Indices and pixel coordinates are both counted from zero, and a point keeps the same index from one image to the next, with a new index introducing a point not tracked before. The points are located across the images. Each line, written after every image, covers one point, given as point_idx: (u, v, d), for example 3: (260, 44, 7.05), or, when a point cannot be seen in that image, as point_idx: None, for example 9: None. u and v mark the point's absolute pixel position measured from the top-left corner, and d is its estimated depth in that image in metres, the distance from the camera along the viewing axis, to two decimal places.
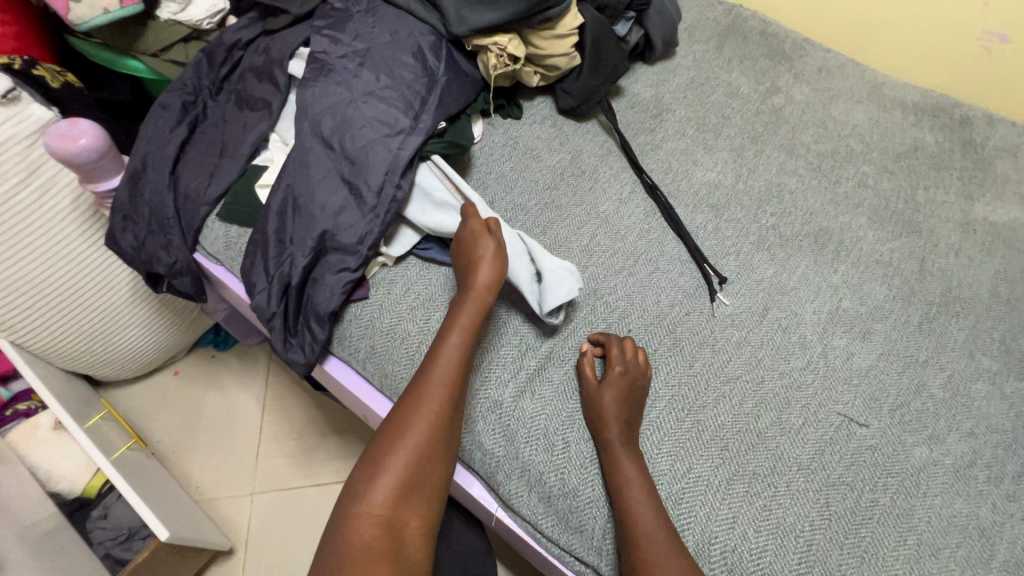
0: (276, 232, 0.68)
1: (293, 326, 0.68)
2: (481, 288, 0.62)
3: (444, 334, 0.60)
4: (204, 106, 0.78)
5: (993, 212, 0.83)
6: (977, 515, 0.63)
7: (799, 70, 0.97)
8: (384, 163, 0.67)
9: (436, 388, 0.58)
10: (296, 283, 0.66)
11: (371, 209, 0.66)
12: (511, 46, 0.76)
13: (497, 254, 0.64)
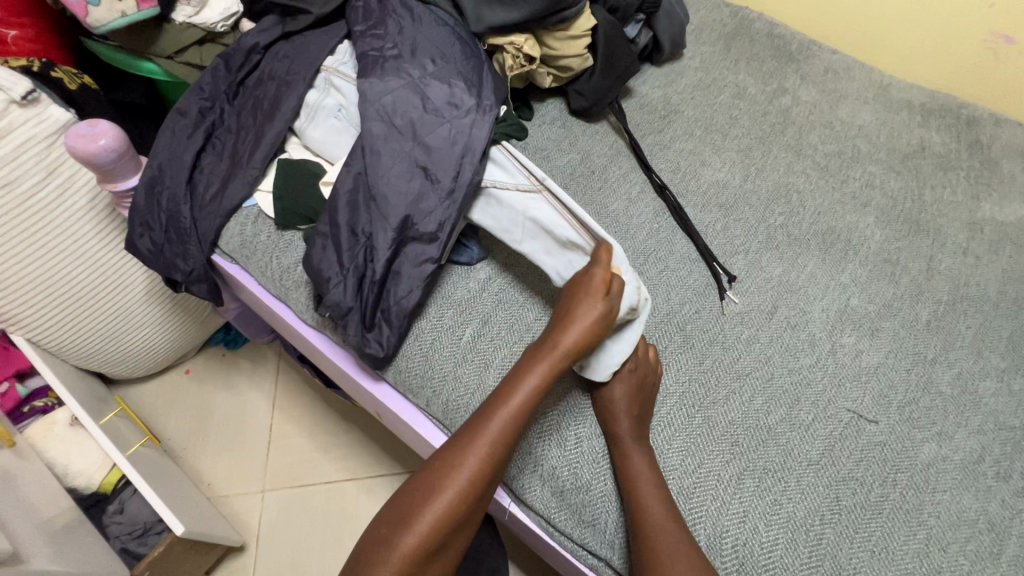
0: (363, 223, 0.65)
1: (371, 325, 0.64)
2: (565, 348, 0.58)
3: (519, 383, 0.57)
4: (220, 112, 0.79)
5: (1002, 215, 0.83)
6: (987, 510, 0.58)
7: (805, 71, 1.01)
8: (458, 146, 0.66)
9: (492, 435, 0.55)
10: (380, 279, 0.63)
11: (448, 190, 0.65)
12: (527, 45, 0.79)
13: (592, 317, 0.58)
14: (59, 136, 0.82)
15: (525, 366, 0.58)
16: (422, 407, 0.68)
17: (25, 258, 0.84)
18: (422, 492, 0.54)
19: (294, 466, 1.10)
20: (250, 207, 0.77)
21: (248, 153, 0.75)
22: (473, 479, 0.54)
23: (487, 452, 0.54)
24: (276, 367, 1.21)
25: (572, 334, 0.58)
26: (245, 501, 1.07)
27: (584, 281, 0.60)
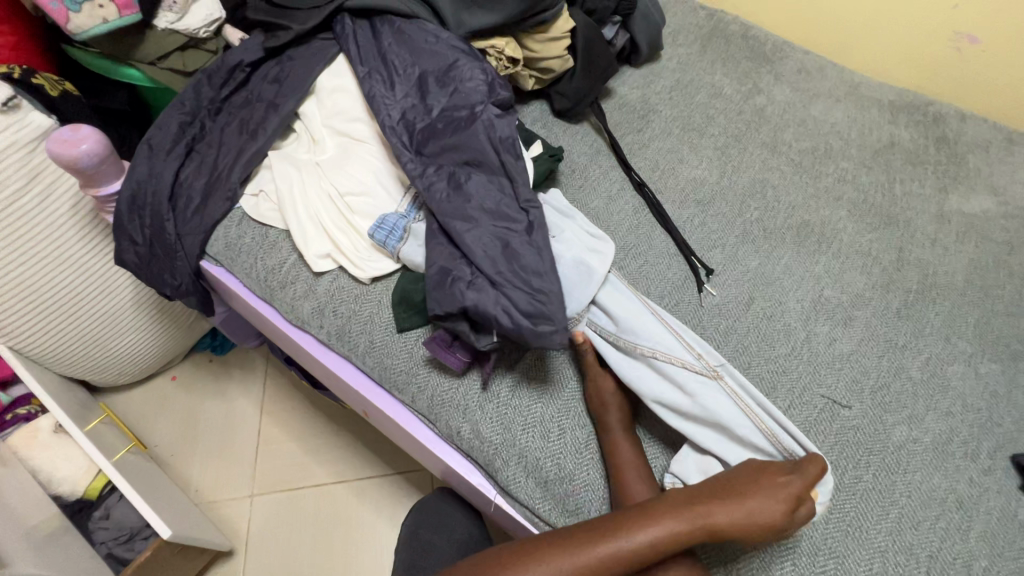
0: (461, 226, 0.65)
1: (530, 313, 0.60)
2: (721, 519, 0.53)
3: (640, 524, 0.53)
4: (202, 126, 0.79)
5: (969, 207, 0.86)
6: (955, 488, 0.60)
7: (780, 71, 1.04)
8: (493, 141, 0.70)
9: (590, 557, 0.52)
10: (490, 276, 0.62)
11: (504, 181, 0.68)
12: (509, 48, 0.82)
13: (758, 514, 0.53)
14: (41, 142, 0.81)
15: (661, 512, 0.54)
16: (408, 403, 0.69)
17: (9, 264, 0.84)
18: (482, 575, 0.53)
19: (282, 471, 1.10)
20: (235, 210, 0.78)
21: (234, 160, 0.76)
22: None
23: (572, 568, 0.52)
24: (265, 371, 1.21)
25: (735, 514, 0.53)
26: (234, 506, 1.07)
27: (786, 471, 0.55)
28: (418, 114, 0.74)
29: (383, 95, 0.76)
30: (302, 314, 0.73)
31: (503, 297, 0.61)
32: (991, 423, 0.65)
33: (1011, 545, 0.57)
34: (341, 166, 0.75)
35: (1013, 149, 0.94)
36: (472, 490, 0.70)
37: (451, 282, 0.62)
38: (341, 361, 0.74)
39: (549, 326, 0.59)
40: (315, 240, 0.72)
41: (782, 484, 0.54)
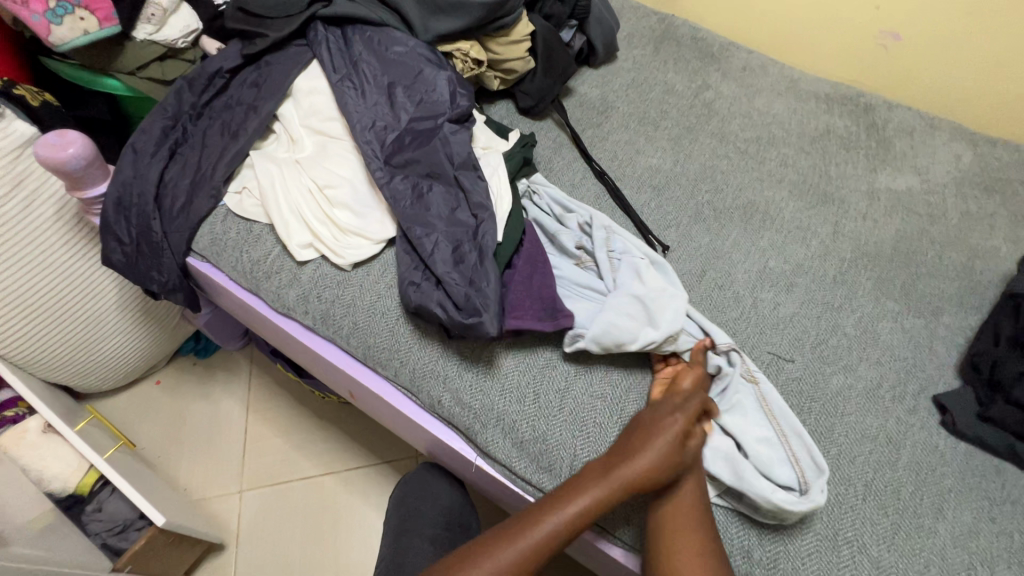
0: (419, 231, 0.72)
1: (464, 308, 0.67)
2: (637, 472, 0.57)
3: (571, 499, 0.57)
4: (184, 129, 0.84)
5: (896, 184, 0.95)
6: (885, 426, 0.68)
7: (726, 69, 1.13)
8: (445, 151, 0.77)
9: (536, 539, 0.55)
10: (436, 276, 0.69)
11: (451, 187, 0.76)
12: (474, 51, 0.89)
13: (667, 458, 0.58)
14: (26, 149, 0.84)
15: (583, 485, 0.58)
16: (391, 378, 0.73)
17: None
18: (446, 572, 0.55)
19: (270, 466, 1.13)
20: (219, 207, 0.82)
21: (217, 160, 0.81)
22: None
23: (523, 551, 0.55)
24: (250, 373, 1.23)
25: (647, 466, 0.57)
26: (223, 502, 1.09)
27: (663, 410, 0.62)
28: (388, 121, 0.80)
29: (355, 102, 0.81)
30: (288, 302, 0.78)
31: (443, 295, 0.68)
32: (916, 370, 0.73)
33: (935, 472, 0.64)
34: (320, 162, 0.80)
35: (935, 133, 1.03)
36: (455, 457, 0.75)
37: (405, 284, 0.70)
38: (326, 344, 0.78)
39: (477, 318, 0.65)
40: (297, 232, 0.77)
41: (672, 428, 0.59)
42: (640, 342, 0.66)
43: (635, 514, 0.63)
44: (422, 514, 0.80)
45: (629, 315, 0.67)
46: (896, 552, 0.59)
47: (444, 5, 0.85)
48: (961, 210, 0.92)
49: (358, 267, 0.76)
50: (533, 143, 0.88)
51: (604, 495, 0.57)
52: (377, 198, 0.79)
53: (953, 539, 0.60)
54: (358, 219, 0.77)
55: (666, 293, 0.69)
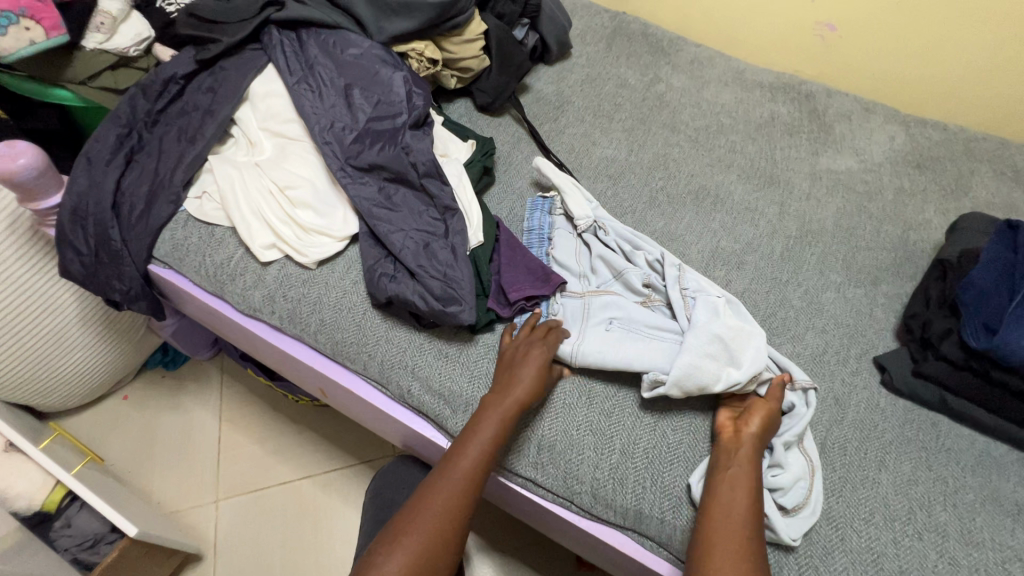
0: (387, 228, 0.74)
1: (441, 297, 0.69)
2: (519, 390, 0.64)
3: (476, 432, 0.62)
4: (139, 137, 0.83)
5: (836, 165, 1.01)
6: (830, 388, 0.72)
7: (676, 62, 1.17)
8: (409, 149, 0.78)
9: (459, 476, 0.59)
10: (410, 268, 0.71)
11: (417, 185, 0.77)
12: (428, 50, 0.91)
13: (539, 370, 0.65)
14: None
15: (480, 420, 0.63)
16: (361, 372, 0.74)
17: None
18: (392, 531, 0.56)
19: (245, 473, 1.12)
20: (179, 213, 0.82)
21: (175, 166, 0.81)
22: (446, 514, 0.57)
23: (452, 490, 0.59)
24: (221, 383, 1.22)
25: (525, 382, 0.64)
26: (198, 512, 1.07)
27: (517, 338, 0.69)
28: (347, 122, 0.81)
29: (313, 104, 0.82)
30: (254, 303, 0.78)
31: (420, 286, 0.70)
32: (858, 335, 0.78)
33: (877, 427, 0.69)
34: (280, 164, 0.81)
35: (871, 117, 1.09)
36: (428, 446, 0.76)
37: (377, 276, 0.72)
38: (294, 342, 0.79)
39: (457, 306, 0.68)
40: (260, 233, 0.78)
41: (534, 346, 0.67)
42: (724, 381, 0.64)
43: (604, 486, 0.65)
44: (400, 505, 0.81)
45: (710, 356, 0.66)
46: (844, 503, 0.63)
47: (396, 7, 0.87)
48: (896, 186, 0.98)
49: (324, 265, 0.78)
50: (493, 150, 0.90)
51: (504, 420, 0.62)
52: (342, 196, 0.80)
53: (895, 488, 0.64)
54: (324, 218, 0.78)
55: (748, 332, 0.68)
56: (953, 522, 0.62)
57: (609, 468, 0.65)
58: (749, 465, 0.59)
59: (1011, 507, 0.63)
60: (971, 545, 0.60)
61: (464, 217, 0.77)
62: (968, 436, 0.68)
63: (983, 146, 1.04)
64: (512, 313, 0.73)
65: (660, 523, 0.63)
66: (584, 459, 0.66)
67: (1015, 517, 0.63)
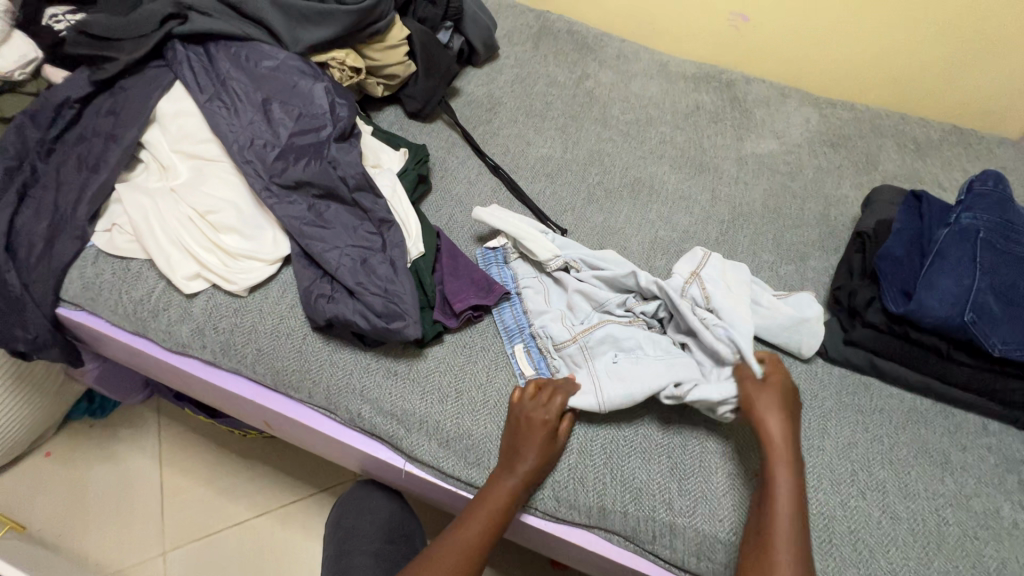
0: (320, 247, 0.71)
1: (384, 313, 0.66)
2: (526, 471, 0.62)
3: (481, 507, 0.62)
4: (32, 169, 0.75)
5: (759, 149, 1.05)
6: None
7: (602, 58, 1.19)
8: (337, 163, 0.75)
9: (463, 551, 0.60)
10: (349, 287, 0.68)
11: (349, 200, 0.74)
12: (350, 59, 0.88)
13: (547, 447, 0.63)
14: None
15: (481, 498, 0.62)
16: (306, 400, 0.71)
17: None
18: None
19: (194, 519, 1.04)
20: (88, 249, 0.75)
21: (77, 198, 0.74)
22: None
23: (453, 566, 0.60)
24: (158, 426, 1.13)
25: (533, 461, 0.62)
26: (144, 568, 0.99)
27: (530, 403, 0.65)
28: (267, 138, 0.76)
29: (228, 121, 0.77)
30: (181, 338, 0.73)
31: (361, 304, 0.67)
32: None
33: (817, 396, 0.72)
34: (197, 187, 0.75)
35: (786, 100, 1.15)
36: (386, 468, 0.73)
37: (314, 298, 0.68)
38: (232, 377, 0.74)
39: (401, 322, 0.66)
40: (181, 264, 0.72)
41: (546, 421, 0.63)
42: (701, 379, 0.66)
43: (567, 488, 0.64)
44: (362, 531, 0.78)
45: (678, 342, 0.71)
46: None
47: (311, 15, 0.84)
48: (814, 165, 1.04)
49: (256, 292, 0.73)
50: (427, 157, 0.89)
51: (511, 498, 0.62)
52: (270, 216, 0.76)
53: (839, 452, 0.67)
54: (252, 241, 0.74)
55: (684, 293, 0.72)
56: (891, 478, 0.66)
57: (569, 469, 0.65)
58: (785, 443, 0.60)
59: (940, 457, 0.68)
60: (908, 497, 0.65)
61: (401, 228, 0.75)
62: (897, 395, 0.73)
63: (887, 122, 1.12)
64: (459, 323, 0.72)
65: (623, 517, 0.63)
66: None
67: (943, 465, 0.67)
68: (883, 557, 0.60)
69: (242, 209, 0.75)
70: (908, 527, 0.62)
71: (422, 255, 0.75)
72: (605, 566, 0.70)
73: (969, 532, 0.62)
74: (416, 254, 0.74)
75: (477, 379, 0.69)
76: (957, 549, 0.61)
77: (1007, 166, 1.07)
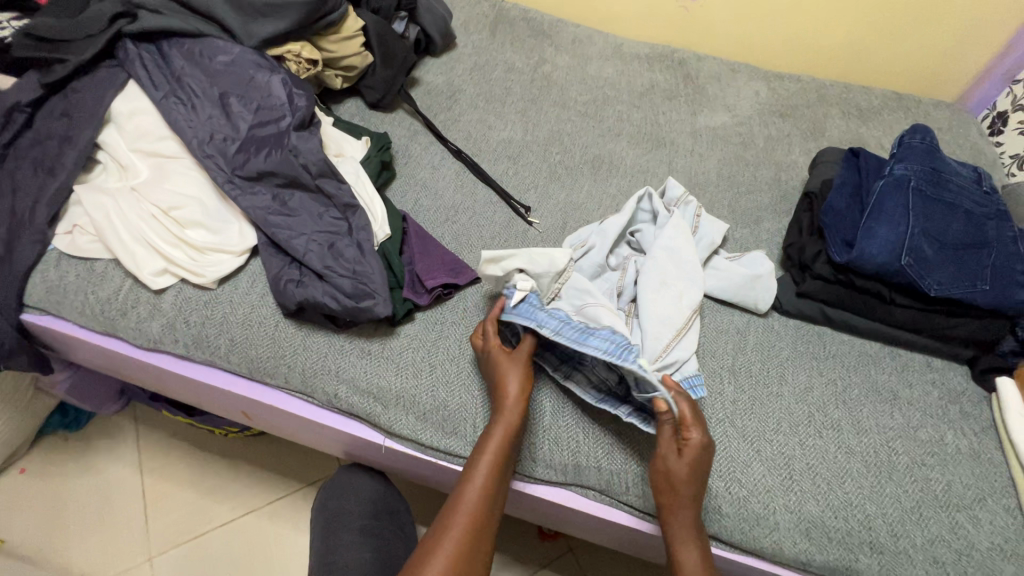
0: (286, 235, 0.72)
1: (353, 294, 0.68)
2: (513, 400, 0.62)
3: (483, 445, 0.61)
4: None
5: (713, 122, 1.09)
6: (733, 321, 0.78)
7: (558, 43, 1.21)
8: (298, 151, 0.75)
9: (479, 487, 0.59)
10: (317, 270, 0.70)
11: (313, 188, 0.75)
12: (305, 51, 0.89)
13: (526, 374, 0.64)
14: None
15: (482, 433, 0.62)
16: (282, 386, 0.72)
17: None
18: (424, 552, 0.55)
19: (179, 523, 1.04)
20: (49, 252, 0.75)
21: (34, 202, 0.73)
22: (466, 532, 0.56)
23: (473, 506, 0.58)
24: (137, 434, 1.12)
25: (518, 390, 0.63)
26: None
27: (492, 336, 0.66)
28: (227, 131, 0.77)
29: (186, 117, 0.77)
30: (152, 334, 0.73)
31: (330, 286, 0.69)
32: None
33: (775, 346, 0.76)
34: (159, 184, 0.75)
35: (737, 76, 1.19)
36: (366, 448, 0.75)
37: (282, 284, 0.69)
38: (206, 369, 0.74)
39: (371, 301, 0.68)
40: (147, 260, 0.72)
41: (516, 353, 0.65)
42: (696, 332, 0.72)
43: (540, 447, 0.67)
44: (347, 515, 0.79)
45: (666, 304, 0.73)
46: (755, 418, 0.69)
47: (263, 9, 0.84)
48: (765, 134, 1.08)
49: (225, 283, 0.74)
50: (389, 144, 0.90)
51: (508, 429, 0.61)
52: (235, 209, 0.76)
53: (796, 397, 0.71)
54: (219, 233, 0.74)
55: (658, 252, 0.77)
56: (845, 416, 0.70)
57: (543, 430, 0.68)
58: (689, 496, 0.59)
59: (889, 394, 0.73)
60: (861, 432, 0.69)
61: (367, 213, 0.77)
62: (848, 341, 0.78)
63: (831, 91, 1.17)
64: (430, 300, 0.74)
65: (597, 471, 0.66)
66: None
67: (892, 401, 0.72)
68: (839, 488, 0.65)
69: (207, 202, 0.75)
70: (861, 459, 0.67)
71: (390, 238, 0.77)
72: (584, 522, 0.73)
73: (917, 460, 0.67)
74: (384, 237, 0.77)
75: (451, 353, 0.71)
76: (906, 476, 0.66)
77: (942, 126, 1.13)
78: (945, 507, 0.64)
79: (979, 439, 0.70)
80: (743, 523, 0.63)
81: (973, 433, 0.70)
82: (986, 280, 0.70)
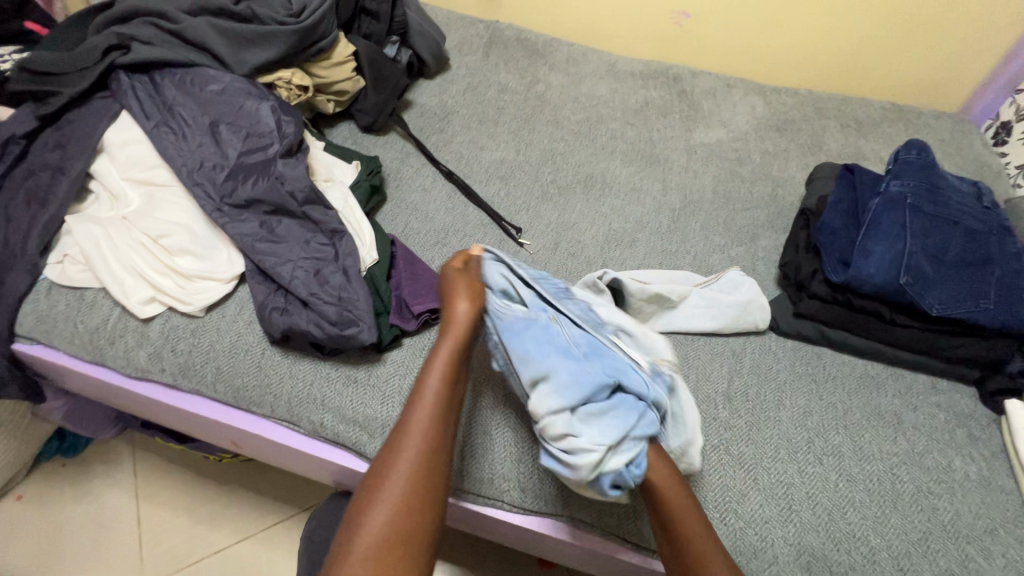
0: (272, 262, 0.71)
1: (338, 321, 0.67)
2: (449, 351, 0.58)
3: (417, 399, 0.56)
4: None
5: (708, 138, 1.08)
6: (729, 343, 0.76)
7: (552, 62, 1.21)
8: (285, 179, 0.76)
9: (412, 448, 0.53)
10: (302, 298, 0.69)
11: (301, 216, 0.75)
12: (296, 77, 0.90)
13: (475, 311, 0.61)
14: None
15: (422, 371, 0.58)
16: (268, 415, 0.71)
17: None
18: (355, 522, 0.50)
19: (174, 550, 1.03)
20: (40, 281, 0.75)
21: (26, 233, 0.73)
22: (408, 471, 0.52)
23: (407, 469, 0.52)
24: (134, 459, 1.12)
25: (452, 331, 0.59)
26: None
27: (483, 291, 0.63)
28: (216, 159, 0.77)
29: (176, 145, 0.78)
30: (140, 363, 0.73)
31: (315, 314, 0.68)
32: None
33: (772, 368, 0.74)
34: (149, 212, 0.75)
35: (732, 91, 1.18)
36: (354, 477, 0.73)
37: (267, 312, 0.69)
38: (194, 399, 0.74)
39: (356, 327, 0.67)
40: (135, 288, 0.72)
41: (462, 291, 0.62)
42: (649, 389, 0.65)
43: (530, 479, 0.65)
44: None
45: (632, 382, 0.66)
46: (752, 445, 0.67)
47: (253, 37, 0.86)
48: (762, 150, 1.06)
49: (212, 312, 0.74)
50: (379, 168, 0.90)
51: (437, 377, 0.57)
52: (223, 236, 0.76)
53: (794, 422, 0.69)
54: (207, 261, 0.74)
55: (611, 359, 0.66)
56: (846, 442, 0.68)
57: (533, 459, 0.65)
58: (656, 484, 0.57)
59: (892, 419, 0.70)
60: (864, 458, 0.66)
61: (354, 238, 0.77)
62: (850, 362, 0.75)
63: (828, 104, 1.16)
64: (418, 325, 0.73)
65: (587, 505, 0.64)
66: (507, 456, 0.66)
67: (896, 426, 0.69)
68: (841, 519, 0.62)
69: (198, 228, 0.75)
70: (864, 488, 0.64)
71: (380, 264, 0.77)
72: (581, 557, 0.71)
73: (923, 488, 0.64)
74: (374, 262, 0.77)
75: None
76: (912, 505, 0.63)
77: (945, 138, 1.11)
78: (954, 538, 0.61)
79: (989, 465, 0.67)
80: (740, 558, 0.60)
81: (982, 458, 0.68)
82: (990, 297, 0.68)
